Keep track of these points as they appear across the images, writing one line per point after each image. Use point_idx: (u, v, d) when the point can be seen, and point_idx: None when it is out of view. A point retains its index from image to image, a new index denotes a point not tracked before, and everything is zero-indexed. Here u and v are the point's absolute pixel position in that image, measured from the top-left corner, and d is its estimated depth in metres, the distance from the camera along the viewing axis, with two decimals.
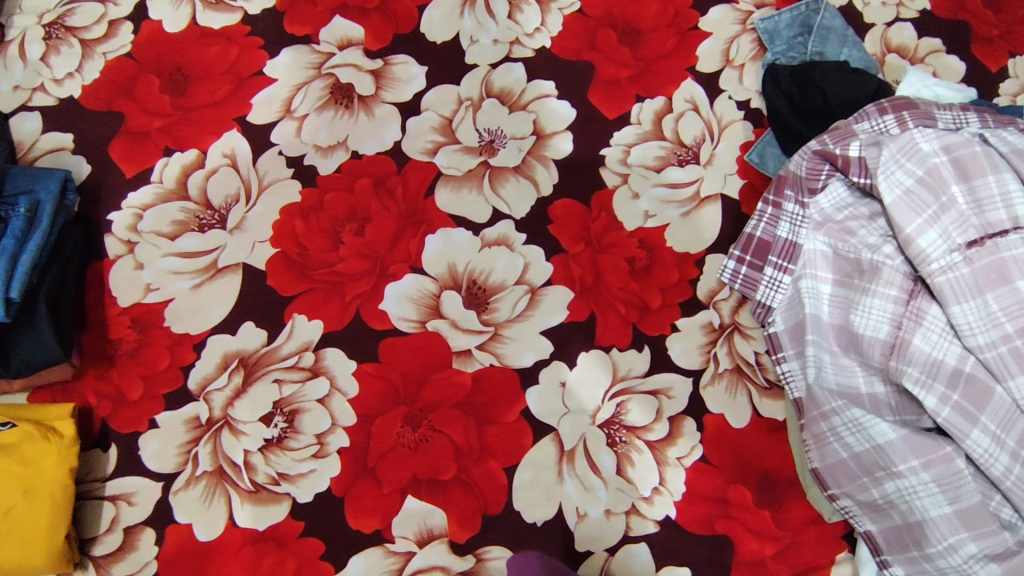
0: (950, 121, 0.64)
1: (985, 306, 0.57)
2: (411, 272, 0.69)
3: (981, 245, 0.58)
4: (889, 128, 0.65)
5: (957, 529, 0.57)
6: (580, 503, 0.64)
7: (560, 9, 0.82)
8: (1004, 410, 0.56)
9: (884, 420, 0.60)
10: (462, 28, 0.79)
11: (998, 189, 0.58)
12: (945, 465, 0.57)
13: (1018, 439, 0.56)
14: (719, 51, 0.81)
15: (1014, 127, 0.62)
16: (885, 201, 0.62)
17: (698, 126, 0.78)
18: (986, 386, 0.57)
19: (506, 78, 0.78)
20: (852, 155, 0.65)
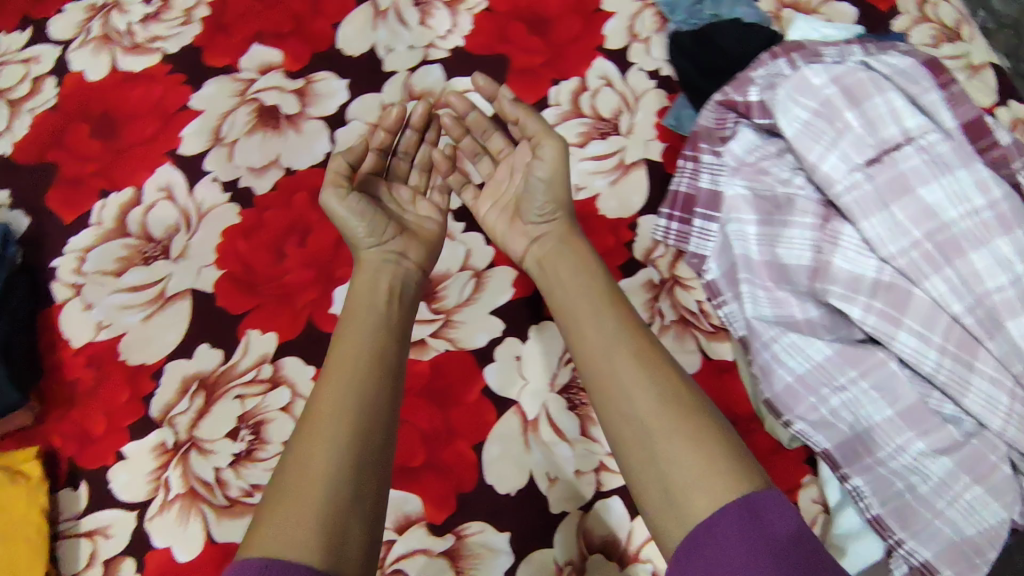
0: (838, 54, 0.67)
1: (892, 217, 0.60)
2: None
3: (880, 162, 0.61)
4: (782, 71, 0.68)
5: (903, 430, 0.59)
6: (549, 468, 0.66)
7: (469, 10, 0.85)
8: (926, 310, 0.59)
9: (820, 339, 0.63)
10: (376, 39, 0.83)
11: (884, 107, 0.62)
12: (880, 370, 0.61)
13: (944, 335, 0.59)
14: (624, 28, 0.85)
15: (894, 50, 0.65)
16: (787, 137, 0.65)
17: (614, 99, 0.82)
18: (904, 291, 0.60)
19: (425, 80, 0.81)
20: (752, 100, 0.68)
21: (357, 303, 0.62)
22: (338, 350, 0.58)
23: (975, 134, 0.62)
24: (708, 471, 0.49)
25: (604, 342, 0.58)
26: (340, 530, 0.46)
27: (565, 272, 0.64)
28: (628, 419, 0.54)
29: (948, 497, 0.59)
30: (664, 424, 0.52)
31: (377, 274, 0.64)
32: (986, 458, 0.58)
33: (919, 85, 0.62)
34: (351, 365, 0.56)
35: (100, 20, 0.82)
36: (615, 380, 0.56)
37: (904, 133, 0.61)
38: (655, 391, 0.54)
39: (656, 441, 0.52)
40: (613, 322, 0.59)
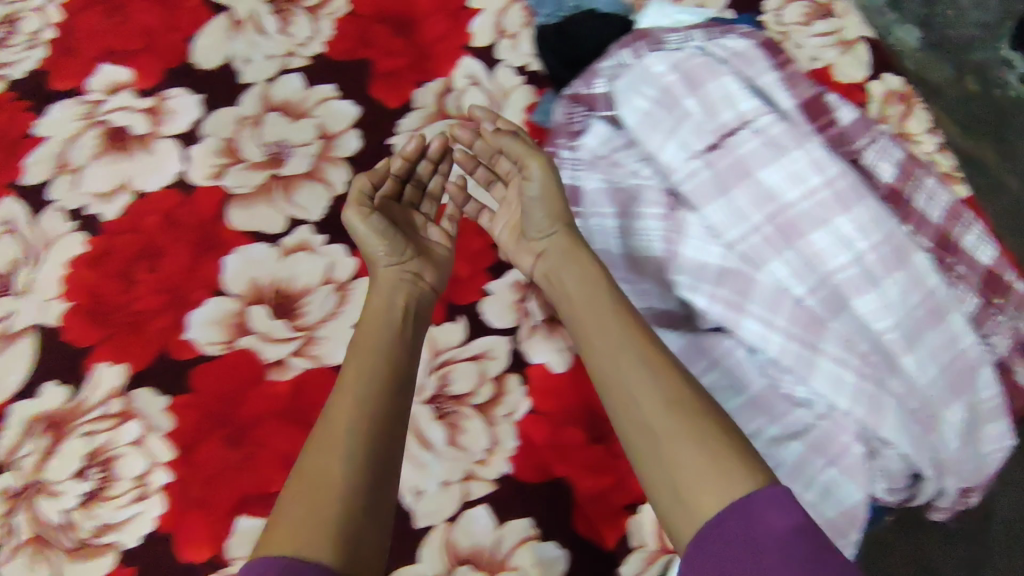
0: (681, 39, 0.65)
1: (732, 203, 0.60)
2: (212, 296, 0.70)
3: (719, 147, 0.61)
4: (627, 60, 0.66)
5: (751, 418, 0.60)
6: (415, 481, 0.66)
7: (331, 14, 0.82)
8: (770, 294, 0.59)
9: (672, 331, 0.63)
10: (231, 51, 0.80)
11: (721, 92, 0.61)
12: (727, 359, 0.61)
13: (789, 318, 0.58)
14: (491, 25, 0.84)
15: (733, 33, 0.64)
16: (630, 127, 0.64)
17: (481, 99, 0.80)
18: (746, 277, 0.59)
19: (286, 90, 0.78)
20: (599, 92, 0.67)
21: (372, 310, 0.59)
22: (354, 360, 0.55)
23: (814, 113, 0.62)
24: (714, 470, 0.46)
25: (609, 343, 0.54)
26: (347, 551, 0.44)
27: (569, 270, 0.60)
28: (633, 420, 0.51)
29: (806, 483, 0.58)
30: (671, 427, 0.49)
31: (394, 288, 0.61)
32: (836, 439, 0.58)
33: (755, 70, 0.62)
34: (357, 376, 0.53)
35: None
36: (622, 382, 0.52)
37: (741, 117, 0.61)
38: (660, 391, 0.51)
39: (668, 442, 0.48)
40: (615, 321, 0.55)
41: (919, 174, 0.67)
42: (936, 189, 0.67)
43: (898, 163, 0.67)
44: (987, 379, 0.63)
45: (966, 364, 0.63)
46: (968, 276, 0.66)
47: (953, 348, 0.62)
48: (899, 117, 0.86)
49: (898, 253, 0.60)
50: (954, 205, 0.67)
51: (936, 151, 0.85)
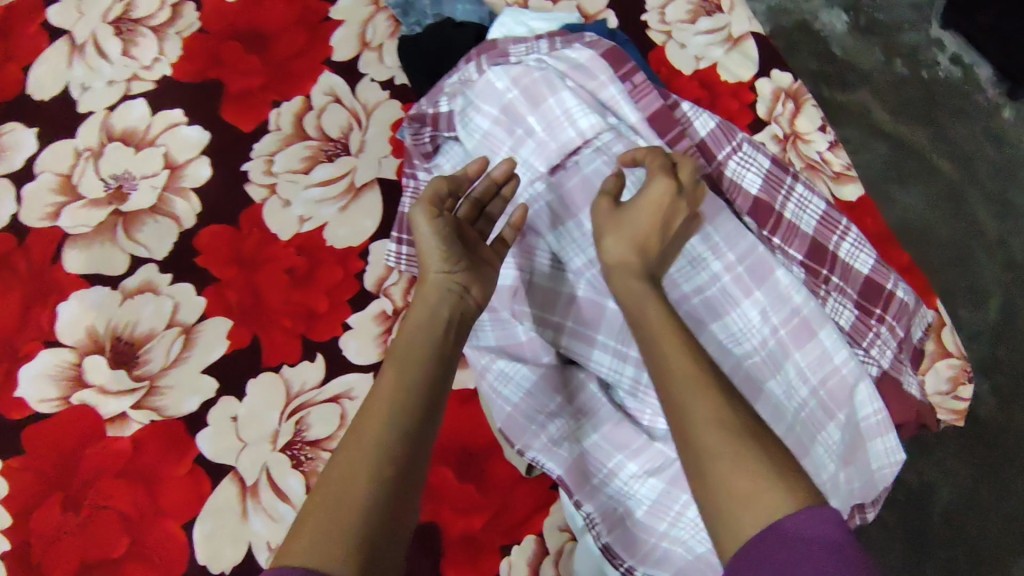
0: (526, 49, 0.61)
1: (579, 227, 0.58)
2: (45, 348, 0.65)
3: (564, 167, 0.58)
4: (471, 75, 0.61)
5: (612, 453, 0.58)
6: (270, 536, 0.61)
7: (178, 33, 0.77)
8: (618, 324, 0.57)
9: (527, 364, 0.59)
10: (71, 78, 0.75)
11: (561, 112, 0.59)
12: (582, 393, 0.59)
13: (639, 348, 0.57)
14: (354, 35, 0.79)
15: (579, 43, 0.61)
16: (471, 149, 0.61)
17: (342, 116, 0.75)
18: (596, 305, 0.58)
19: (127, 118, 0.74)
20: (443, 110, 0.62)
21: (421, 313, 0.51)
22: (390, 376, 0.48)
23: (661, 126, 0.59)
24: (765, 486, 0.41)
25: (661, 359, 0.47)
26: None
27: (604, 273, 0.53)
28: (682, 431, 0.45)
29: (668, 519, 0.56)
30: (728, 449, 0.43)
31: (441, 299, 0.51)
32: None
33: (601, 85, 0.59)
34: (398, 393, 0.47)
35: None
36: (674, 394, 0.46)
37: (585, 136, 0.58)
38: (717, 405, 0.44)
39: (716, 467, 0.42)
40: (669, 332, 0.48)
41: (788, 181, 0.62)
42: (806, 196, 0.63)
43: (763, 174, 0.62)
44: (866, 397, 0.59)
45: (840, 385, 0.59)
46: (841, 287, 0.62)
47: (822, 370, 0.59)
48: (788, 117, 0.81)
49: (743, 281, 0.59)
50: (826, 213, 0.63)
51: (827, 151, 0.79)
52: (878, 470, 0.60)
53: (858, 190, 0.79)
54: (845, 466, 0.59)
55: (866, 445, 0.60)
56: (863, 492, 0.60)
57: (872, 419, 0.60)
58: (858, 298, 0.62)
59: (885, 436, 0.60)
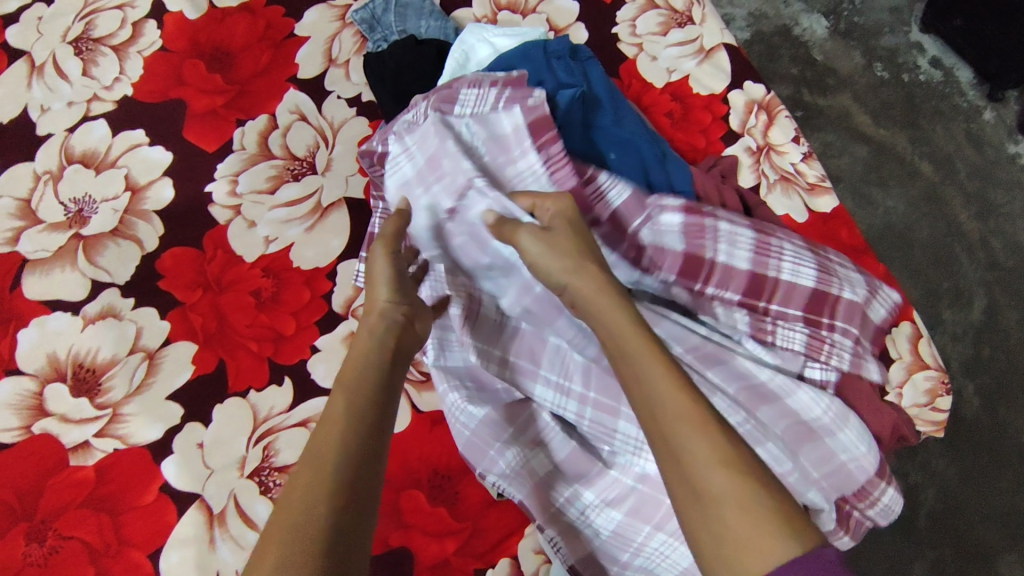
0: (477, 102, 0.62)
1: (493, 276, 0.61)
2: (5, 376, 0.63)
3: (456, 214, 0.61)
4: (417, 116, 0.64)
5: (572, 482, 0.59)
6: (238, 566, 0.59)
7: (140, 52, 0.76)
8: (556, 358, 0.59)
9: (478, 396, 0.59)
10: (30, 100, 0.74)
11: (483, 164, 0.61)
12: (534, 423, 0.60)
13: (581, 387, 0.58)
14: (320, 52, 0.78)
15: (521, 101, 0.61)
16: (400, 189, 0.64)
17: (309, 134, 0.74)
18: (535, 339, 0.60)
19: (87, 139, 0.72)
20: (381, 147, 0.64)
21: (366, 341, 0.49)
22: (341, 400, 0.45)
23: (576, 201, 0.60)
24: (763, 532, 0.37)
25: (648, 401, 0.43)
26: None
27: (585, 296, 0.49)
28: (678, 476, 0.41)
29: (631, 547, 0.57)
30: (721, 488, 0.39)
31: (385, 330, 0.50)
32: (657, 501, 0.56)
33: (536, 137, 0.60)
34: (349, 414, 0.44)
35: None
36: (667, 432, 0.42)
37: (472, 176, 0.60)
38: (715, 442, 0.40)
39: (714, 506, 0.39)
40: (658, 366, 0.44)
41: (710, 224, 0.59)
42: (733, 231, 0.59)
43: (682, 226, 0.59)
44: (838, 417, 0.58)
45: (782, 401, 0.58)
46: (790, 313, 0.59)
47: (757, 388, 0.58)
48: (762, 128, 0.80)
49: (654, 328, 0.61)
50: (757, 240, 0.59)
51: (802, 162, 0.79)
52: (846, 461, 0.58)
53: (833, 201, 0.77)
54: (814, 472, 0.57)
55: (833, 448, 0.58)
56: (845, 490, 0.58)
57: (823, 420, 0.58)
58: (804, 312, 0.59)
59: (853, 435, 0.58)
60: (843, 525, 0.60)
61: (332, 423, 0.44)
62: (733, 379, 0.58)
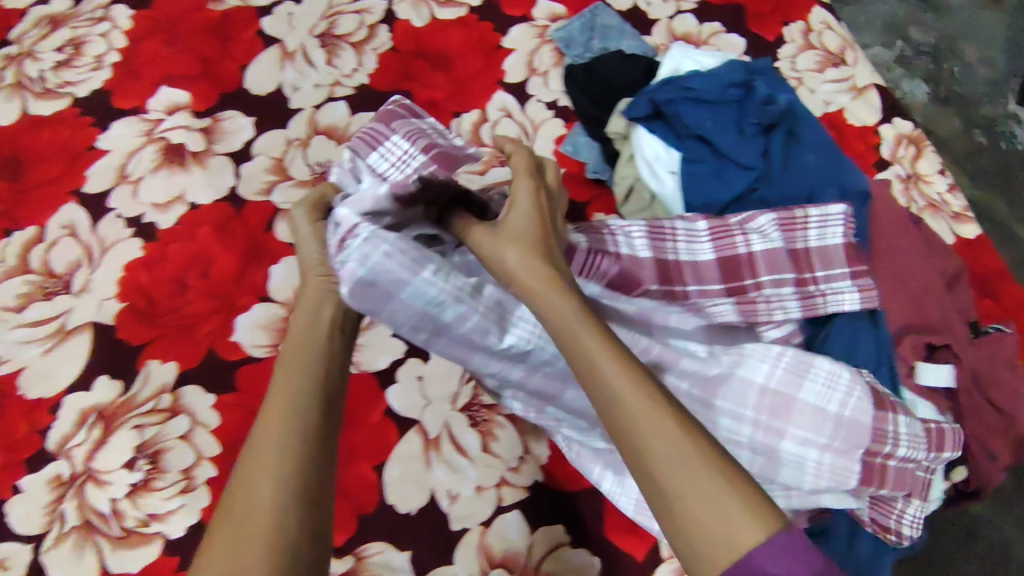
0: (390, 166, 0.60)
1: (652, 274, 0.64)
2: (259, 302, 0.73)
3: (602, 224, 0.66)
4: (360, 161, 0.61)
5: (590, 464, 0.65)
6: (450, 485, 0.68)
7: (374, 50, 0.89)
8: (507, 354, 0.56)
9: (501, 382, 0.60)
10: (283, 79, 0.85)
11: (686, 153, 0.70)
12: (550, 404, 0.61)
13: (522, 376, 0.59)
14: (523, 63, 0.90)
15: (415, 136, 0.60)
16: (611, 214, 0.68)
17: (513, 129, 0.86)
18: (462, 345, 0.54)
19: (331, 115, 0.84)
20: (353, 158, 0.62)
21: (296, 335, 0.50)
22: (285, 389, 0.46)
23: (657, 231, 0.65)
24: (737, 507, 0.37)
25: (605, 401, 0.41)
26: None
27: (526, 291, 0.46)
28: (634, 458, 0.40)
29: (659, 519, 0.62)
30: (675, 477, 0.38)
31: (319, 303, 0.51)
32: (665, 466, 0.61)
33: (729, 145, 0.68)
34: (285, 402, 0.46)
35: (13, 68, 0.82)
36: (627, 412, 0.40)
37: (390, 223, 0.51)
38: (675, 433, 0.39)
39: (674, 492, 0.38)
40: (612, 362, 0.42)
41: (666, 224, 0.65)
42: (689, 228, 0.66)
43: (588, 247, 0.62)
44: (812, 389, 0.55)
45: (735, 376, 0.56)
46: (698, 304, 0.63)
47: (703, 378, 0.57)
48: (910, 159, 0.89)
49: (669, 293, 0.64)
50: (713, 228, 0.65)
51: (947, 192, 0.87)
52: (840, 410, 0.55)
53: (976, 229, 0.86)
54: (816, 436, 0.55)
55: (812, 401, 0.55)
56: (859, 445, 0.55)
57: (783, 377, 0.56)
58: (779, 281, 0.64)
59: (838, 385, 0.56)
60: (867, 478, 0.55)
61: (271, 411, 0.45)
62: (687, 376, 0.57)
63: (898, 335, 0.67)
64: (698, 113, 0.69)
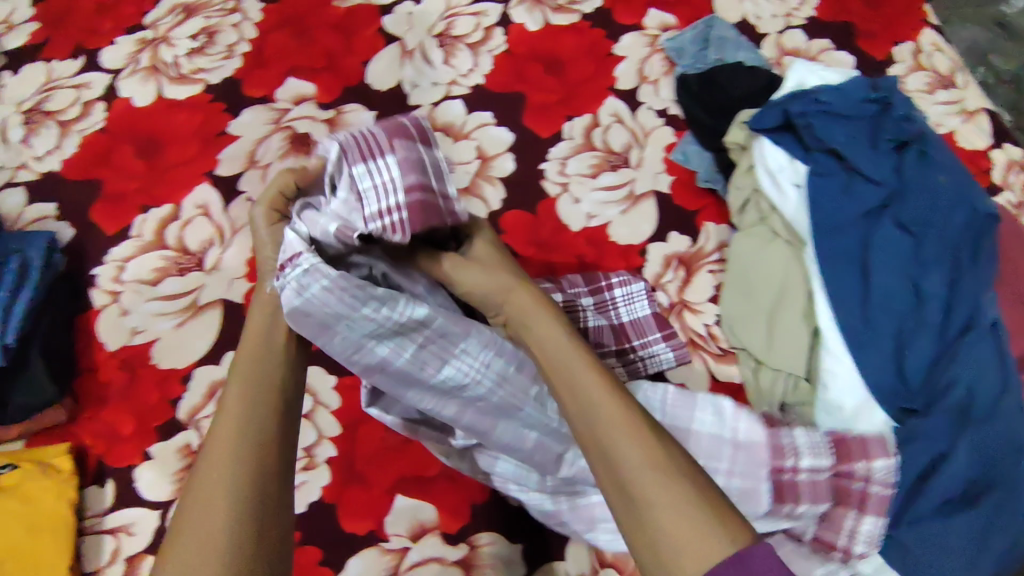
0: (374, 192, 0.52)
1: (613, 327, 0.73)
2: None
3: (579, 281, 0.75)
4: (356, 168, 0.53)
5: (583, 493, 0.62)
6: None
7: (489, 51, 0.90)
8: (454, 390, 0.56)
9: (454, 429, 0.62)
10: (403, 76, 0.87)
11: (815, 167, 0.74)
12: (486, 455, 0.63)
13: (455, 413, 0.57)
14: (634, 71, 0.91)
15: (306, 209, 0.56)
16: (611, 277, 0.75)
17: (625, 135, 0.86)
18: (414, 379, 0.55)
19: (448, 114, 0.86)
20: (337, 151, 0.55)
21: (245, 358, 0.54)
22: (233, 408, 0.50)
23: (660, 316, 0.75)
24: (696, 525, 0.40)
25: (597, 411, 0.46)
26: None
27: (520, 310, 0.54)
28: (613, 482, 0.43)
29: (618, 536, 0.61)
30: (647, 487, 0.42)
31: (272, 319, 0.56)
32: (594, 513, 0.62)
33: (863, 158, 0.71)
34: (241, 421, 0.50)
35: (150, 53, 0.86)
36: (605, 435, 0.45)
37: (368, 262, 0.57)
38: (646, 443, 0.44)
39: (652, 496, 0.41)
40: (591, 375, 0.48)
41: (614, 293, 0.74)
42: (629, 293, 0.75)
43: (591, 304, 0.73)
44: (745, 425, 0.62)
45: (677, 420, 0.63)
46: (659, 340, 0.74)
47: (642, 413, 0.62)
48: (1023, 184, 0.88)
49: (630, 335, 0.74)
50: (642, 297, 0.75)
51: None
52: (736, 436, 0.62)
53: None
54: (716, 460, 0.61)
55: (705, 434, 0.62)
56: (761, 465, 0.61)
57: (705, 419, 0.62)
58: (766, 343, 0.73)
59: (722, 421, 0.62)
60: (777, 499, 0.60)
61: (227, 432, 0.49)
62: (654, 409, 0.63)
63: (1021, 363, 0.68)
64: (833, 127, 0.73)
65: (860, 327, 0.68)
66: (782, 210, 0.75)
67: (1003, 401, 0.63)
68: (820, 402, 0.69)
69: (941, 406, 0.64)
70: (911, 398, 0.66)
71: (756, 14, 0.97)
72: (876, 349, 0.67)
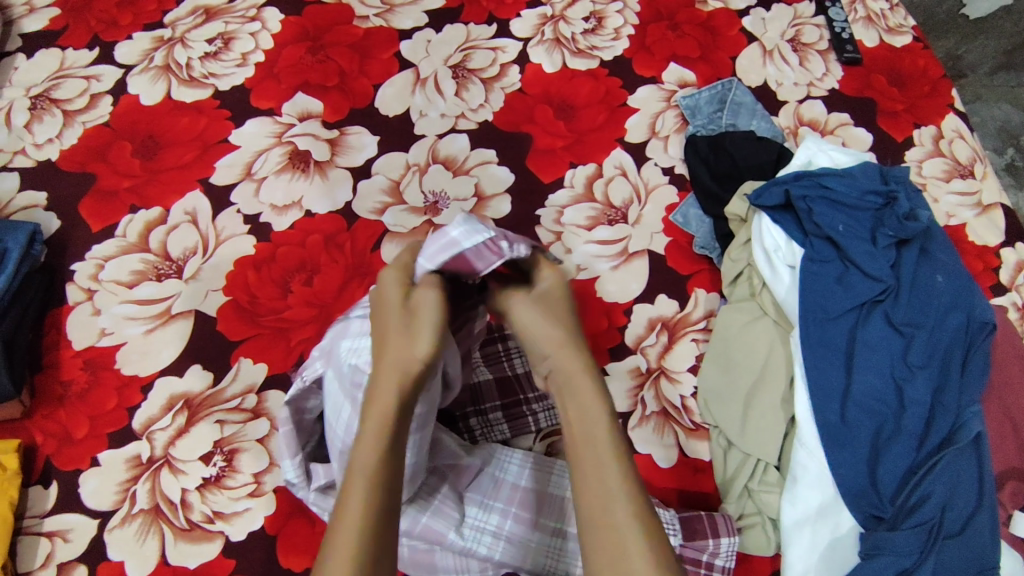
0: (497, 248, 0.55)
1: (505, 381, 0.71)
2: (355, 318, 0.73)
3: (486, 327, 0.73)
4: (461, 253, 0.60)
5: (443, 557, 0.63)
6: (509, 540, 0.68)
7: (502, 88, 0.89)
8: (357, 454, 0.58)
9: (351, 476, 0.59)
10: (412, 103, 0.87)
11: (810, 252, 0.72)
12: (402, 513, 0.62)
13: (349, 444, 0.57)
14: (645, 124, 0.89)
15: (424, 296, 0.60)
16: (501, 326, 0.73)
17: (626, 189, 0.85)
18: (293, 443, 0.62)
19: (451, 147, 0.85)
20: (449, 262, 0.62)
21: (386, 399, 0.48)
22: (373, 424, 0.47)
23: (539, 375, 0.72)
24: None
25: (601, 485, 0.46)
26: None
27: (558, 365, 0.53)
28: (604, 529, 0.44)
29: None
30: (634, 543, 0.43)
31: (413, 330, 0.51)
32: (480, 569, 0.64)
33: (859, 251, 0.70)
34: (378, 462, 0.45)
35: (164, 51, 0.86)
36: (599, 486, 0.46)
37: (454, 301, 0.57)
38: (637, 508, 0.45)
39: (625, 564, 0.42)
40: (615, 464, 0.47)
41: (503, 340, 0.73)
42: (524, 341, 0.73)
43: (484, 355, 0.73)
44: None
45: (522, 486, 0.66)
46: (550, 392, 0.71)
47: (495, 477, 0.66)
48: None
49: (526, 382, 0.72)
50: None
51: None
52: None
53: None
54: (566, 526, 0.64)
55: (553, 494, 0.66)
56: None
57: (558, 484, 0.66)
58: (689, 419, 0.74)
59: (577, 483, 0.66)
60: None
61: (362, 477, 0.45)
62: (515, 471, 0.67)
63: (1000, 479, 0.67)
64: (833, 215, 0.71)
65: (836, 424, 0.66)
66: (773, 289, 0.73)
67: (973, 521, 0.61)
68: (786, 491, 0.67)
69: (913, 520, 0.62)
70: (880, 505, 0.63)
71: (777, 80, 0.96)
72: (851, 450, 0.65)
